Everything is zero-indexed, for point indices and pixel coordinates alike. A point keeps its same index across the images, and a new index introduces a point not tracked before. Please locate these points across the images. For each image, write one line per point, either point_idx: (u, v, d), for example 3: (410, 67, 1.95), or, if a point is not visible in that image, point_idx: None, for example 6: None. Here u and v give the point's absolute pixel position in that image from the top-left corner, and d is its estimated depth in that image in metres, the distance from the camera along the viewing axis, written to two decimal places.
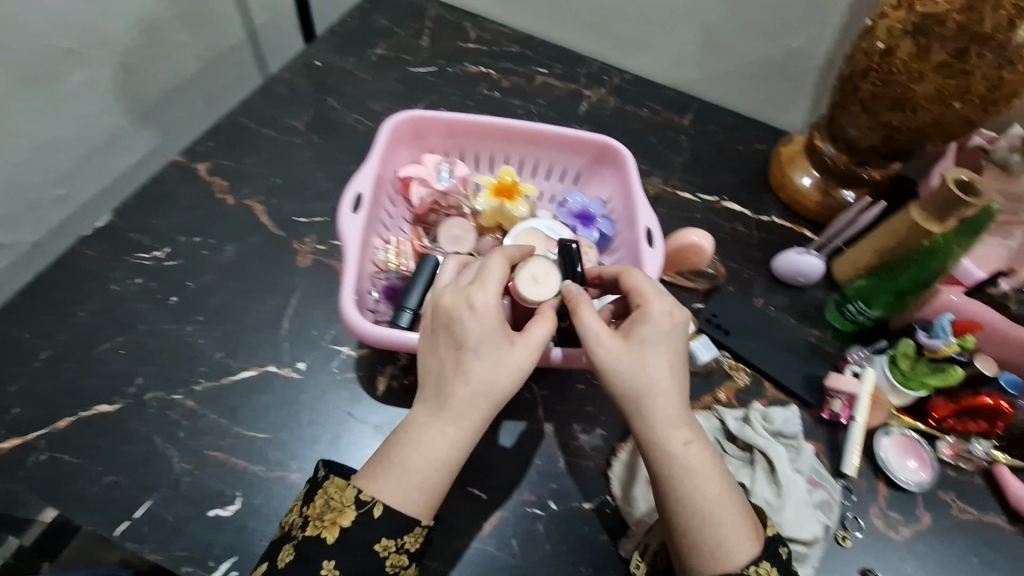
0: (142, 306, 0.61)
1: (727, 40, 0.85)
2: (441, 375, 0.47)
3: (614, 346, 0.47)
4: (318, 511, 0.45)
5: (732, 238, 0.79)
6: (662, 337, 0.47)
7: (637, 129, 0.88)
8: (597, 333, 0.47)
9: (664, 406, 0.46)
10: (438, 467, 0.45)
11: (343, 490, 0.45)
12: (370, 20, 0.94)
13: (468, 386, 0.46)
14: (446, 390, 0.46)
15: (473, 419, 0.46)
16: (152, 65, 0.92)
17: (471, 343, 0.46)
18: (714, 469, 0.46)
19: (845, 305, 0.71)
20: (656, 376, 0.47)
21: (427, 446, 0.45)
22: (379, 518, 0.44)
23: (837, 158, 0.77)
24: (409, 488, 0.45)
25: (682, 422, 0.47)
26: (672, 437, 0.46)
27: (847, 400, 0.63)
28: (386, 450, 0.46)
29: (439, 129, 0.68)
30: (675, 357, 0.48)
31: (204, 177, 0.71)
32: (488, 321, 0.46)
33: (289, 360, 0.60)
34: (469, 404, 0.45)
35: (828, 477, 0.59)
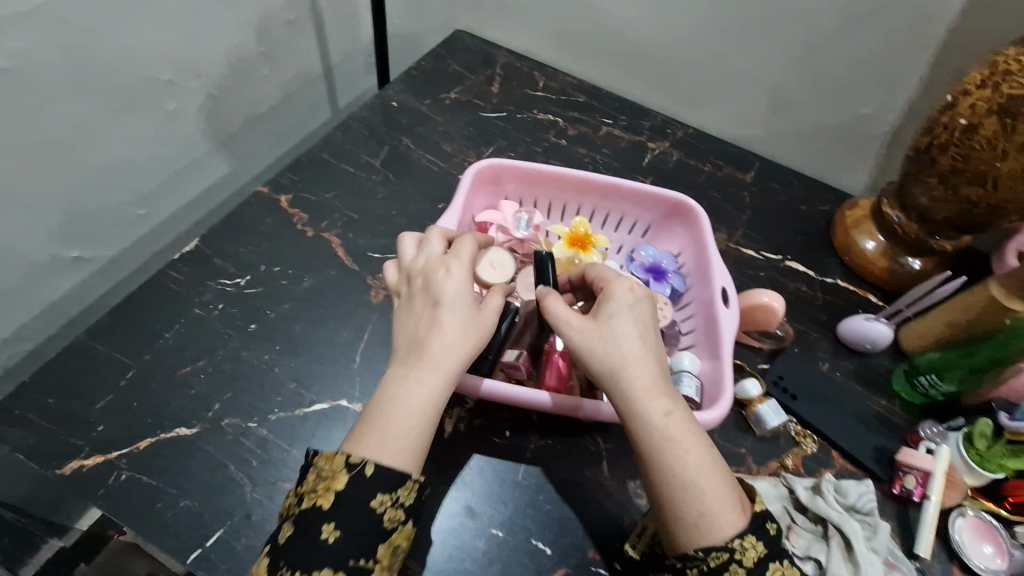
0: (224, 331, 0.63)
1: (794, 103, 0.87)
2: (417, 331, 0.49)
3: (584, 324, 0.48)
4: (311, 484, 0.44)
5: (796, 298, 0.78)
6: (629, 311, 0.49)
7: (700, 183, 0.90)
8: (570, 317, 0.48)
9: (641, 377, 0.46)
10: (417, 416, 0.45)
11: (330, 458, 0.44)
12: (444, 64, 0.98)
13: (445, 338, 0.48)
14: (421, 343, 0.48)
15: (449, 367, 0.47)
16: (238, 96, 0.96)
17: (448, 300, 0.49)
18: (696, 440, 0.46)
19: (915, 377, 0.69)
20: (629, 346, 0.47)
21: (406, 396, 0.46)
22: (372, 476, 0.43)
23: (907, 226, 0.76)
24: (392, 439, 0.44)
25: (660, 394, 0.46)
26: (653, 408, 0.46)
27: (921, 477, 0.61)
28: (365, 409, 0.46)
29: (517, 177, 0.69)
30: (643, 329, 0.49)
31: (285, 208, 0.74)
32: (459, 282, 0.50)
33: (360, 395, 0.61)
34: (446, 351, 0.47)
35: (904, 559, 0.57)
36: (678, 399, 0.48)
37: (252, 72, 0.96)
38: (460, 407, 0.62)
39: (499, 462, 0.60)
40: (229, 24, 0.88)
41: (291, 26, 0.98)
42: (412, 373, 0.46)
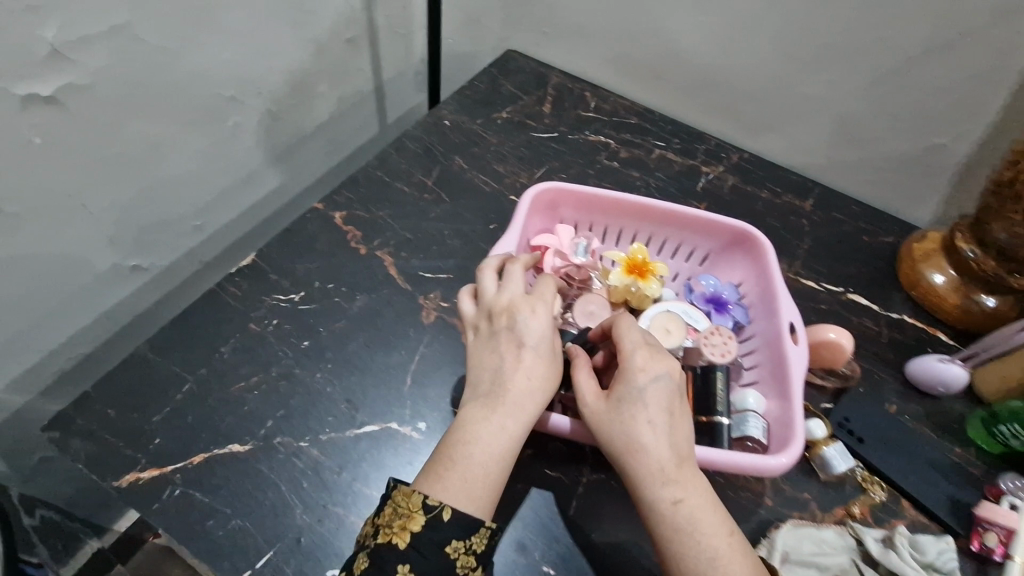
0: (279, 348, 0.63)
1: (862, 131, 0.84)
2: (498, 371, 0.51)
3: (595, 402, 0.49)
4: (387, 519, 0.46)
5: (860, 334, 0.75)
6: (642, 393, 0.48)
7: (758, 210, 0.87)
8: (588, 391, 0.50)
9: (650, 463, 0.46)
10: (500, 457, 0.48)
11: (407, 496, 0.45)
12: (497, 84, 0.98)
13: (527, 383, 0.50)
14: (501, 386, 0.50)
15: (526, 414, 0.50)
16: (294, 113, 0.98)
17: (531, 346, 0.51)
18: (708, 528, 0.45)
19: (994, 424, 0.65)
20: (637, 433, 0.47)
21: (485, 438, 0.48)
22: (450, 520, 0.45)
23: (984, 262, 0.71)
24: (470, 481, 0.47)
25: (671, 481, 0.46)
26: (661, 495, 0.46)
27: (1004, 534, 0.57)
28: (446, 450, 0.48)
29: (574, 201, 0.68)
30: (660, 412, 0.48)
31: (339, 226, 0.74)
32: (542, 329, 0.53)
33: (410, 419, 0.60)
34: (525, 397, 0.50)
35: None
36: (697, 479, 0.47)
37: (310, 89, 0.98)
38: None
39: (552, 493, 0.58)
40: (291, 42, 0.90)
41: (348, 44, 1.00)
42: (491, 415, 0.49)
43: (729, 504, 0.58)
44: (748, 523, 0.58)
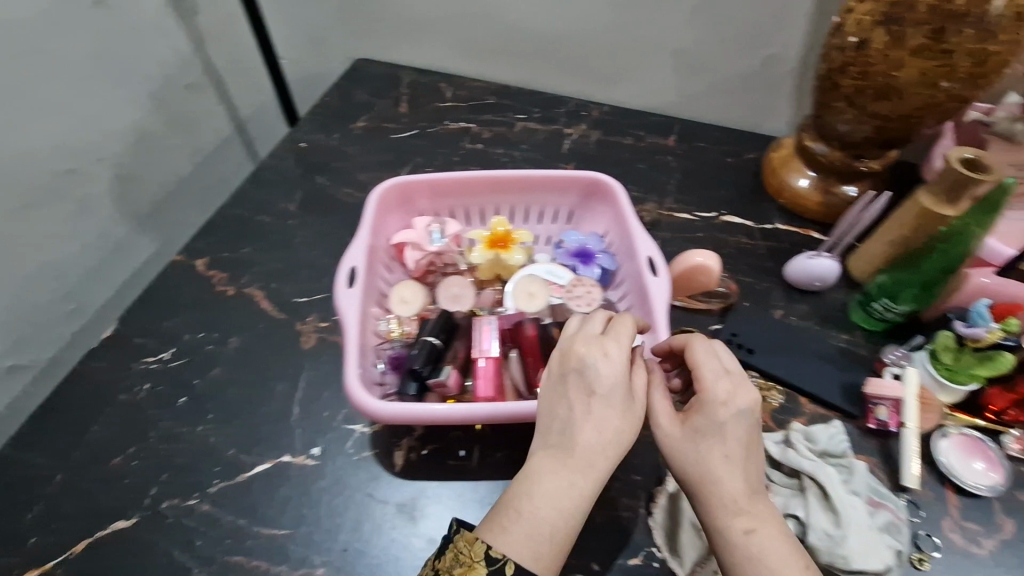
0: (153, 411, 0.60)
1: (701, 60, 0.85)
2: (569, 419, 0.45)
3: (669, 426, 0.46)
4: (448, 564, 0.42)
5: (738, 251, 0.77)
6: (723, 425, 0.44)
7: (625, 157, 0.88)
8: (662, 414, 0.47)
9: (725, 493, 0.43)
10: (569, 514, 0.42)
11: (471, 543, 0.42)
12: (350, 95, 0.97)
13: (600, 437, 0.43)
14: (572, 436, 0.44)
15: (597, 468, 0.43)
16: (150, 171, 0.95)
17: (603, 392, 0.44)
18: (781, 561, 0.42)
19: (869, 303, 0.67)
20: (713, 465, 0.44)
21: (553, 492, 0.42)
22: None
23: (831, 154, 0.74)
24: (534, 536, 0.42)
25: (745, 509, 0.43)
26: (732, 526, 0.43)
27: (893, 405, 0.59)
28: (511, 503, 0.43)
29: (425, 190, 0.67)
30: (739, 446, 0.44)
31: (203, 273, 0.72)
32: (618, 371, 0.45)
33: (303, 448, 0.58)
34: (596, 450, 0.43)
35: (889, 494, 0.55)
36: (770, 511, 0.44)
37: (160, 143, 0.94)
38: (408, 436, 0.59)
39: (458, 483, 0.56)
40: (123, 103, 0.87)
41: (189, 91, 0.97)
42: (559, 468, 0.43)
43: None
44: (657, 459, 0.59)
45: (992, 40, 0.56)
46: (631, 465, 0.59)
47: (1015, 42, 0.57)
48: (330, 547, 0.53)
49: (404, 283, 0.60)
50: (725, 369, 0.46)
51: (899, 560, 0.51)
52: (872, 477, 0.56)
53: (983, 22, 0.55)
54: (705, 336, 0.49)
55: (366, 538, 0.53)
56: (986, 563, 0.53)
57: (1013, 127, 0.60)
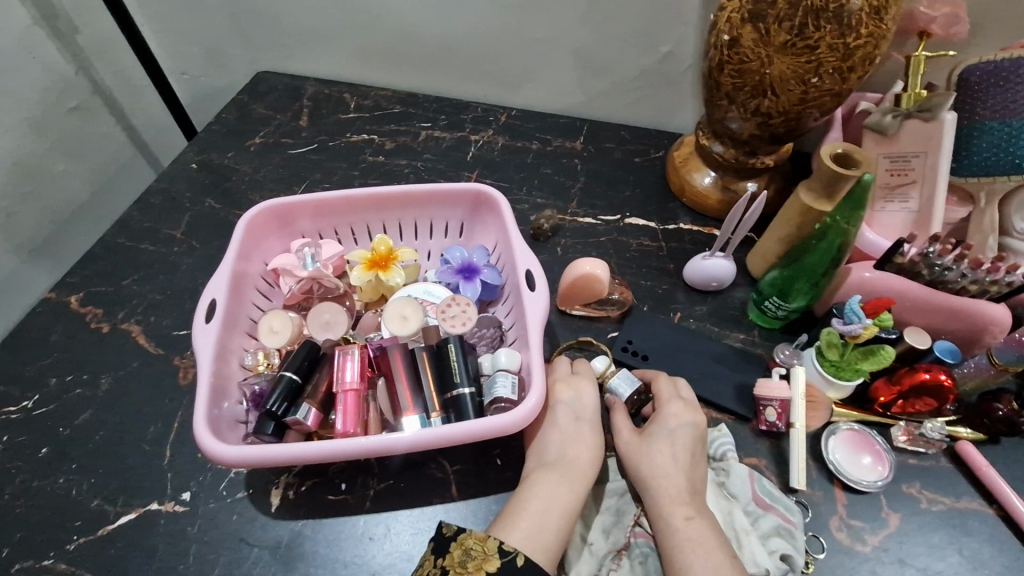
0: (12, 464, 0.56)
1: (600, 60, 0.84)
2: (556, 441, 0.54)
3: (629, 438, 0.54)
4: (458, 559, 0.45)
5: (640, 253, 0.76)
6: (671, 431, 0.54)
7: (530, 162, 0.87)
8: (625, 431, 0.55)
9: (669, 487, 0.50)
10: (565, 512, 0.49)
11: (482, 540, 0.46)
12: (248, 110, 0.93)
13: (583, 449, 0.53)
14: (562, 454, 0.53)
15: (585, 476, 0.51)
16: (34, 201, 0.89)
17: (586, 416, 0.55)
18: (714, 546, 0.46)
19: (763, 302, 0.66)
20: (662, 464, 0.52)
21: (551, 494, 0.50)
22: (524, 565, 0.45)
23: (726, 153, 0.73)
24: (539, 528, 0.47)
25: (684, 500, 0.50)
26: (674, 513, 0.49)
27: (781, 406, 0.58)
28: (512, 503, 0.50)
29: (304, 211, 0.65)
30: (689, 451, 0.53)
31: (77, 309, 0.68)
32: (591, 402, 0.57)
33: (173, 493, 0.55)
34: (581, 461, 0.52)
35: (782, 497, 0.54)
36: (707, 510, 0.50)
37: (44, 170, 0.89)
38: (287, 472, 0.56)
39: (338, 519, 0.54)
40: None
41: (74, 113, 0.92)
42: (555, 476, 0.51)
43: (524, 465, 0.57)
44: None
45: (853, 33, 0.55)
46: None
47: (877, 35, 0.56)
48: None
49: (271, 313, 0.57)
50: (678, 395, 0.57)
51: (790, 566, 0.50)
52: (762, 479, 0.55)
53: (841, 17, 0.54)
54: (666, 375, 0.59)
55: None
56: (870, 560, 0.53)
57: (882, 120, 0.60)
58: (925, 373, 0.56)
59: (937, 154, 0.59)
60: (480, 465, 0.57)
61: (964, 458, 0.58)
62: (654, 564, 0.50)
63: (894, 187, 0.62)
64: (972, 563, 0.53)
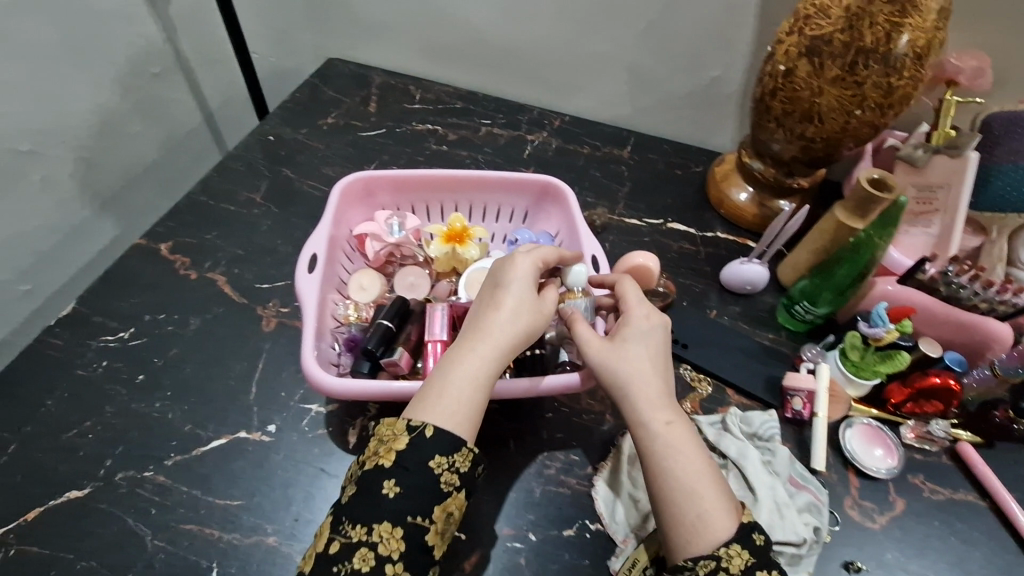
0: (111, 386, 0.62)
1: (653, 78, 0.91)
2: (482, 314, 0.52)
3: (601, 346, 0.53)
4: (373, 449, 0.46)
5: (680, 255, 0.83)
6: (642, 334, 0.53)
7: (581, 164, 0.94)
8: (589, 338, 0.53)
9: (648, 393, 0.51)
10: (477, 387, 0.48)
11: (392, 424, 0.47)
12: (319, 92, 1.00)
13: (513, 326, 0.51)
14: (485, 326, 0.51)
15: (504, 348, 0.50)
16: (113, 155, 0.95)
17: (516, 293, 0.52)
18: (691, 449, 0.49)
19: (792, 306, 0.73)
20: (633, 368, 0.51)
21: (468, 367, 0.49)
22: (433, 437, 0.45)
23: (766, 171, 0.81)
24: (449, 404, 0.47)
25: (664, 405, 0.50)
26: (656, 418, 0.50)
27: (807, 396, 0.65)
28: (430, 374, 0.49)
29: (388, 185, 0.71)
30: (658, 355, 0.53)
31: (166, 256, 0.74)
32: (529, 280, 0.53)
33: (259, 424, 0.61)
34: (507, 331, 0.51)
35: (813, 479, 0.60)
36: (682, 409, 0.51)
37: (125, 128, 0.95)
38: (362, 415, 0.62)
39: None
40: (86, 86, 0.88)
41: (157, 79, 0.98)
42: (469, 351, 0.50)
43: (572, 427, 0.64)
44: (596, 441, 0.63)
45: (896, 74, 0.64)
46: (572, 447, 0.63)
47: (916, 78, 0.65)
48: (282, 516, 0.55)
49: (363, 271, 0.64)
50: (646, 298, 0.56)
51: (817, 537, 0.56)
52: (798, 463, 0.61)
53: (888, 59, 0.63)
54: (629, 279, 0.59)
55: (316, 508, 0.56)
56: (878, 537, 0.60)
57: (914, 153, 0.69)
58: (936, 377, 0.64)
59: (959, 187, 0.67)
60: (536, 426, 0.64)
61: (963, 457, 0.65)
62: None
63: (918, 214, 0.70)
64: (968, 545, 0.60)
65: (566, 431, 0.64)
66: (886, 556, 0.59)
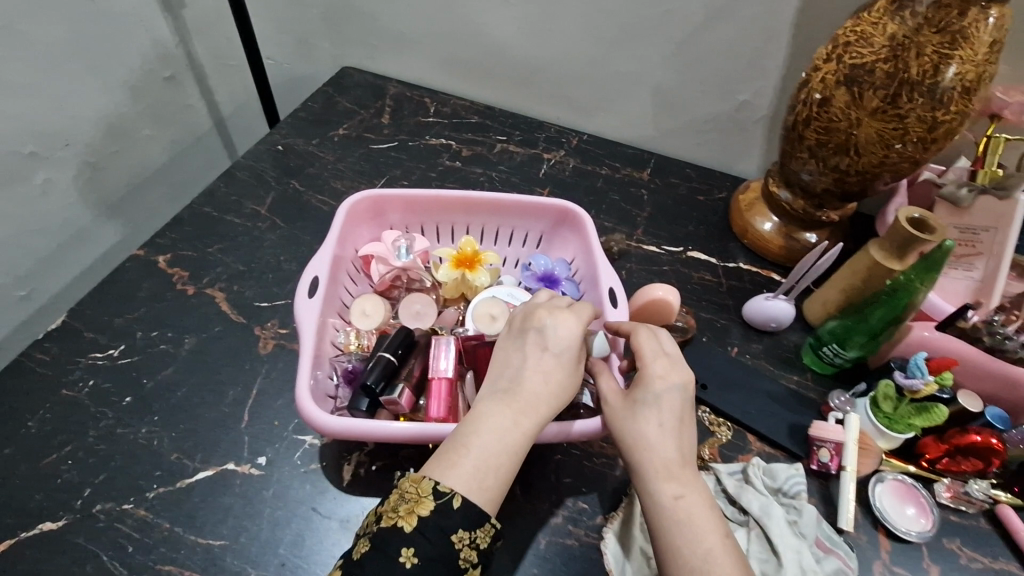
0: (97, 408, 0.59)
1: (679, 100, 0.88)
2: (518, 370, 0.49)
3: (615, 402, 0.51)
4: (392, 504, 0.43)
5: (700, 287, 0.79)
6: (657, 397, 0.49)
7: (599, 186, 0.91)
8: (608, 393, 0.52)
9: (656, 459, 0.47)
10: (508, 455, 0.45)
11: (417, 481, 0.43)
12: (333, 102, 0.97)
13: (545, 386, 0.48)
14: (518, 385, 0.48)
15: (539, 413, 0.47)
16: (120, 161, 0.93)
17: (555, 350, 0.50)
18: (704, 526, 0.44)
19: (820, 347, 0.69)
20: (645, 434, 0.48)
21: (495, 428, 0.46)
22: (459, 508, 0.42)
23: (794, 202, 0.77)
24: (480, 473, 0.44)
25: (677, 476, 0.46)
26: (664, 489, 0.46)
27: (834, 448, 0.60)
28: (452, 434, 0.46)
29: (398, 204, 0.68)
30: (676, 419, 0.49)
31: (164, 269, 0.71)
32: (569, 342, 0.50)
33: (249, 456, 0.57)
34: (537, 396, 0.47)
35: (840, 542, 0.56)
36: (698, 481, 0.47)
37: (134, 133, 0.93)
38: (358, 450, 0.58)
39: None
40: (96, 89, 0.85)
41: (168, 82, 0.96)
42: (503, 414, 0.46)
43: (583, 472, 0.60)
44: (607, 489, 0.59)
45: (942, 108, 0.60)
46: (581, 494, 0.59)
47: (964, 113, 0.60)
48: (267, 560, 0.51)
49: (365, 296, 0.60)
50: (665, 351, 0.51)
51: None
52: (825, 524, 0.57)
53: (934, 92, 0.58)
54: (646, 328, 0.53)
55: (305, 552, 0.52)
56: None
57: (957, 192, 0.65)
58: (976, 435, 0.59)
59: (1006, 231, 0.63)
60: (544, 469, 0.60)
61: (1003, 521, 0.60)
62: None
63: (960, 256, 0.66)
64: None
65: (577, 476, 0.60)
66: None
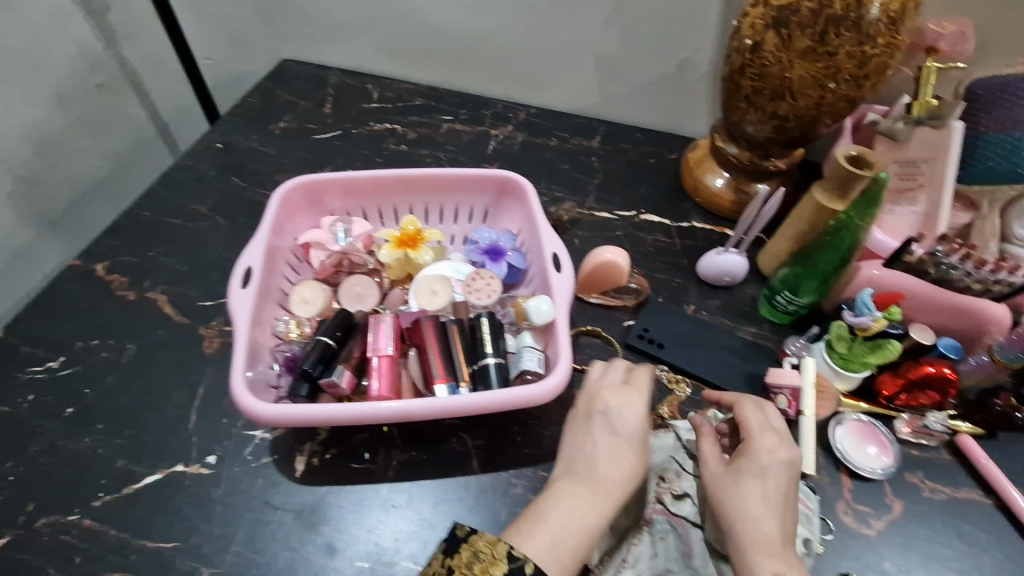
0: (37, 422, 0.57)
1: (621, 64, 0.87)
2: (591, 455, 0.50)
3: (716, 470, 0.51)
4: (465, 561, 0.43)
5: (655, 249, 0.78)
6: (764, 471, 0.49)
7: (549, 158, 0.89)
8: (710, 456, 0.52)
9: (758, 534, 0.46)
10: (586, 533, 0.46)
11: (492, 543, 0.43)
12: (273, 96, 0.95)
13: (618, 469, 0.49)
14: (593, 469, 0.49)
15: (613, 495, 0.48)
16: (57, 174, 0.91)
17: (623, 433, 0.51)
18: None
19: (773, 297, 0.69)
20: (748, 508, 0.48)
21: (571, 507, 0.47)
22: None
23: (741, 155, 0.76)
24: (557, 546, 0.44)
25: (776, 552, 0.46)
26: (762, 566, 0.45)
27: (791, 394, 0.60)
28: (529, 508, 0.47)
29: (334, 190, 0.66)
30: (780, 498, 0.48)
31: (102, 277, 0.69)
32: (637, 417, 0.52)
33: (198, 456, 0.56)
34: (610, 473, 0.49)
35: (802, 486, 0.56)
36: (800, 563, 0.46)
37: (68, 144, 0.91)
38: (311, 440, 0.57)
39: (362, 488, 0.55)
40: (21, 102, 0.83)
41: (100, 90, 0.93)
42: (581, 495, 0.48)
43: (542, 441, 0.58)
44: None
45: (870, 42, 0.59)
46: (540, 463, 0.57)
47: (891, 46, 0.60)
48: (220, 558, 0.50)
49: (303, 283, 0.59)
50: (771, 427, 0.52)
51: (807, 550, 0.53)
52: None
53: (860, 26, 0.58)
54: (753, 398, 0.54)
55: (260, 546, 0.51)
56: (875, 544, 0.55)
57: (893, 127, 0.65)
58: (930, 366, 0.59)
59: (944, 163, 0.64)
60: (501, 442, 0.58)
61: (964, 450, 0.60)
62: (675, 542, 0.53)
63: (902, 191, 0.67)
64: (973, 549, 0.55)
65: (535, 445, 0.58)
66: (884, 566, 0.54)
